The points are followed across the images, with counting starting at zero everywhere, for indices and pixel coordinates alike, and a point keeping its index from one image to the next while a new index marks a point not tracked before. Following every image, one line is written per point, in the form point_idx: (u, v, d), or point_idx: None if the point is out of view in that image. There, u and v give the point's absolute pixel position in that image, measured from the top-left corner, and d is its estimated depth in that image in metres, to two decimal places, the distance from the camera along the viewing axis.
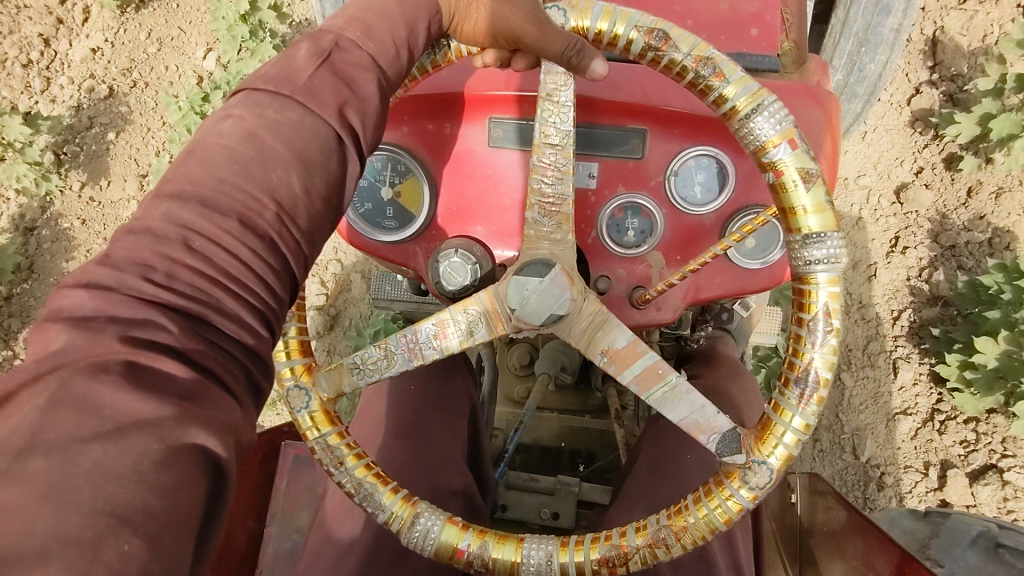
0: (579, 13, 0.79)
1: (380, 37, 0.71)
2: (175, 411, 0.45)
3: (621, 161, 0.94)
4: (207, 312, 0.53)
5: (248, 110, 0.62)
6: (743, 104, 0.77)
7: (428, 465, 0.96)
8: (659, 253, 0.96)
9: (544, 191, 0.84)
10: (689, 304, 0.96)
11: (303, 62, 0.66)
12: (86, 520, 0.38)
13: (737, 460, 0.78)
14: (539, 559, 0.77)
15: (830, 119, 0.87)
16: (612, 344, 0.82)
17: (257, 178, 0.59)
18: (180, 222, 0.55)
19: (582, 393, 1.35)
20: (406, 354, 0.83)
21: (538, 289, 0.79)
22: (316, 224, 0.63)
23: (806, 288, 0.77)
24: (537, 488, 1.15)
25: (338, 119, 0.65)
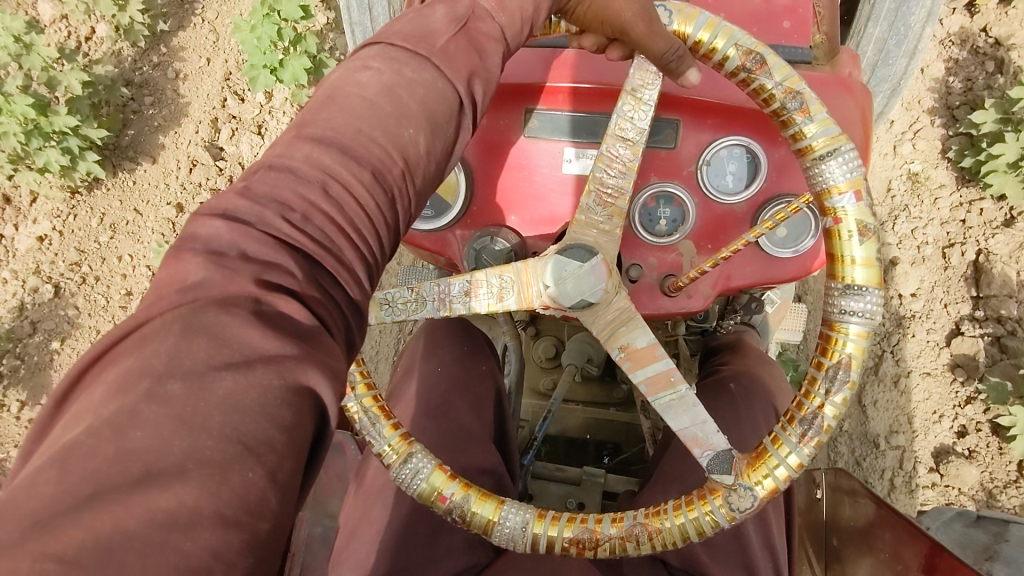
0: (683, 18, 0.79)
1: (513, 10, 0.67)
2: (296, 350, 0.44)
3: (654, 151, 0.96)
4: (334, 269, 0.51)
5: (387, 64, 0.58)
6: (819, 145, 0.76)
7: (456, 445, 1.06)
8: (691, 241, 0.97)
9: (607, 180, 0.83)
10: (719, 292, 0.99)
11: (441, 25, 0.62)
12: (217, 444, 0.39)
13: (724, 480, 0.75)
14: (515, 524, 0.79)
15: (861, 109, 0.91)
16: (633, 342, 0.81)
17: (391, 132, 0.55)
18: (322, 167, 0.52)
19: (608, 387, 1.66)
20: (435, 303, 0.85)
21: (576, 273, 0.77)
22: (428, 187, 0.59)
23: (833, 335, 0.75)
24: (564, 478, 1.46)
25: (466, 87, 0.61)
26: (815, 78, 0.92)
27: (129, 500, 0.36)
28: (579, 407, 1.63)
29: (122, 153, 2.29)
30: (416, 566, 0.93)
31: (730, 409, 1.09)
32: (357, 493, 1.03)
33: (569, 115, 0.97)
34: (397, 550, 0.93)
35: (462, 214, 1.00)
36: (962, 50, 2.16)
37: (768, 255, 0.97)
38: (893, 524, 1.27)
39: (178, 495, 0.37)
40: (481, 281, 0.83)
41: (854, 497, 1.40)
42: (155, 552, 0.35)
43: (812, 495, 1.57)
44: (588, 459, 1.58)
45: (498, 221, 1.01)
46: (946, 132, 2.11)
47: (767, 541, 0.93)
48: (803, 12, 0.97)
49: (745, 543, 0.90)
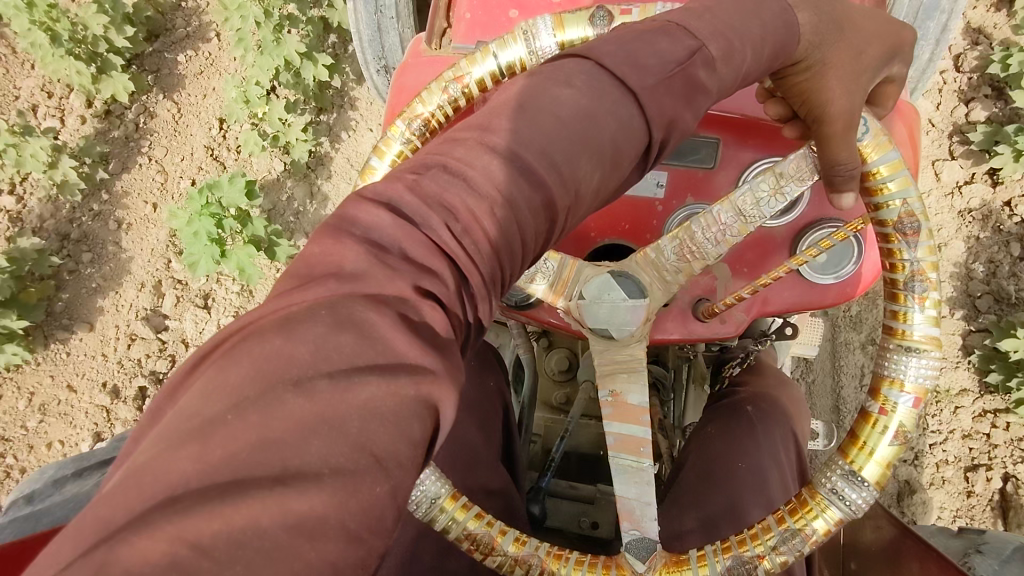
0: (875, 144, 0.76)
1: (737, 64, 0.62)
2: (438, 370, 0.44)
3: (692, 170, 0.91)
4: (481, 288, 0.50)
5: (590, 88, 0.55)
6: (915, 337, 0.74)
7: (465, 465, 1.01)
8: (726, 264, 0.93)
9: (699, 236, 0.78)
10: (754, 317, 0.94)
11: (661, 58, 0.58)
12: (350, 452, 0.40)
13: (635, 565, 0.72)
14: (426, 499, 0.72)
15: (908, 130, 0.90)
16: (626, 394, 0.75)
17: (568, 161, 0.53)
18: (498, 182, 0.50)
19: None
20: None
21: (613, 305, 0.74)
22: (581, 222, 0.57)
23: (811, 501, 0.72)
24: (578, 497, 1.43)
25: (660, 133, 0.57)
26: None
27: (269, 497, 0.37)
28: (593, 420, 1.58)
29: (57, 321, 2.25)
30: None
31: (750, 434, 1.05)
32: None
33: None
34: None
35: None
36: (983, 229, 2.07)
37: (803, 279, 0.93)
38: (922, 556, 1.22)
39: (315, 498, 0.38)
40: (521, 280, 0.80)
41: (877, 525, 1.37)
42: (284, 557, 0.37)
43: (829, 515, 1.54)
44: (602, 475, 1.55)
45: None
46: (969, 326, 2.04)
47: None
48: None
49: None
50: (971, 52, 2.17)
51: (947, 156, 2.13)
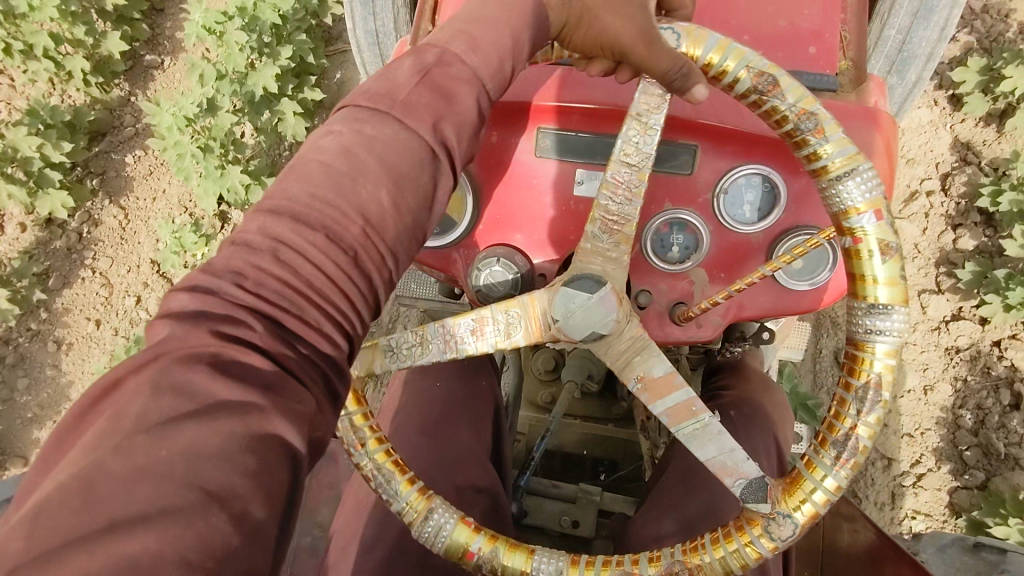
0: (692, 40, 0.75)
1: (485, 50, 0.66)
2: (264, 399, 0.46)
3: (669, 176, 0.92)
4: (297, 326, 0.52)
5: (349, 126, 0.59)
6: (837, 164, 0.73)
7: (451, 465, 1.02)
8: (703, 269, 0.93)
9: (611, 207, 0.79)
10: (730, 322, 0.96)
11: (404, 77, 0.62)
12: (178, 492, 0.40)
13: (761, 509, 0.72)
14: (549, 573, 0.75)
15: (885, 140, 0.88)
16: (649, 371, 0.77)
17: (349, 190, 0.56)
18: (273, 233, 0.53)
19: (607, 403, 1.62)
20: (441, 345, 0.81)
21: (585, 305, 0.74)
22: (402, 242, 0.59)
23: (861, 354, 0.72)
24: (560, 496, 1.44)
25: (432, 135, 0.61)
26: (842, 107, 0.90)
27: (95, 547, 0.37)
28: (578, 421, 1.60)
29: None
30: None
31: (731, 441, 1.06)
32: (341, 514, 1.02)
33: (582, 135, 0.93)
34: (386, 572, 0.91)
35: (466, 232, 0.96)
36: (971, 371, 2.03)
37: (781, 287, 0.94)
38: (894, 558, 1.24)
39: (146, 541, 0.38)
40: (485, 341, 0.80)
41: (853, 526, 1.39)
42: None
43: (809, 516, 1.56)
44: (585, 475, 1.56)
45: (503, 240, 0.96)
46: (954, 482, 1.98)
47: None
48: (830, 37, 0.93)
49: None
50: (957, 178, 2.14)
51: (934, 288, 2.10)
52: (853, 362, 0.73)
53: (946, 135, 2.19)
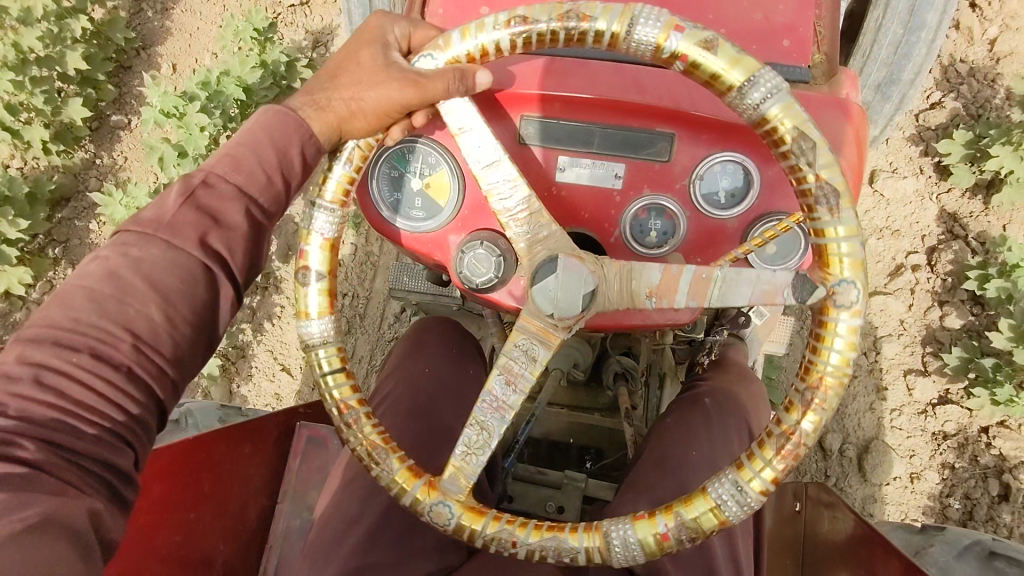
0: (443, 49, 0.83)
1: (247, 168, 0.82)
2: (45, 508, 0.60)
3: (648, 163, 0.95)
4: (64, 433, 0.66)
5: (115, 251, 0.75)
6: (617, 25, 0.77)
7: (435, 447, 1.05)
8: (681, 254, 0.97)
9: (509, 206, 0.86)
10: (707, 306, 0.99)
11: (171, 202, 0.79)
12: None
13: (817, 293, 0.76)
14: (728, 491, 0.77)
15: (855, 129, 0.91)
16: (650, 283, 0.82)
17: (113, 316, 0.72)
18: (33, 364, 0.67)
19: (594, 392, 1.61)
20: (497, 414, 0.83)
21: (558, 286, 0.81)
22: (180, 348, 0.77)
23: (773, 136, 0.76)
24: (546, 483, 1.47)
25: (201, 249, 0.78)
26: (813, 97, 0.92)
27: None
28: (564, 410, 1.61)
29: None
30: (385, 567, 0.93)
31: (705, 431, 1.09)
32: (332, 490, 1.06)
33: (563, 123, 0.94)
34: (367, 547, 0.94)
35: (454, 214, 1.01)
36: (958, 458, 1.89)
37: None
38: (870, 541, 1.29)
39: None
40: (515, 380, 0.82)
41: (833, 514, 1.41)
42: None
43: (789, 508, 1.56)
44: (570, 463, 1.60)
45: (489, 225, 1.00)
46: None
47: (732, 554, 0.94)
48: (803, 31, 0.97)
49: (710, 558, 0.91)
50: (942, 257, 2.00)
51: (919, 368, 1.96)
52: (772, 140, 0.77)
53: (931, 207, 2.05)
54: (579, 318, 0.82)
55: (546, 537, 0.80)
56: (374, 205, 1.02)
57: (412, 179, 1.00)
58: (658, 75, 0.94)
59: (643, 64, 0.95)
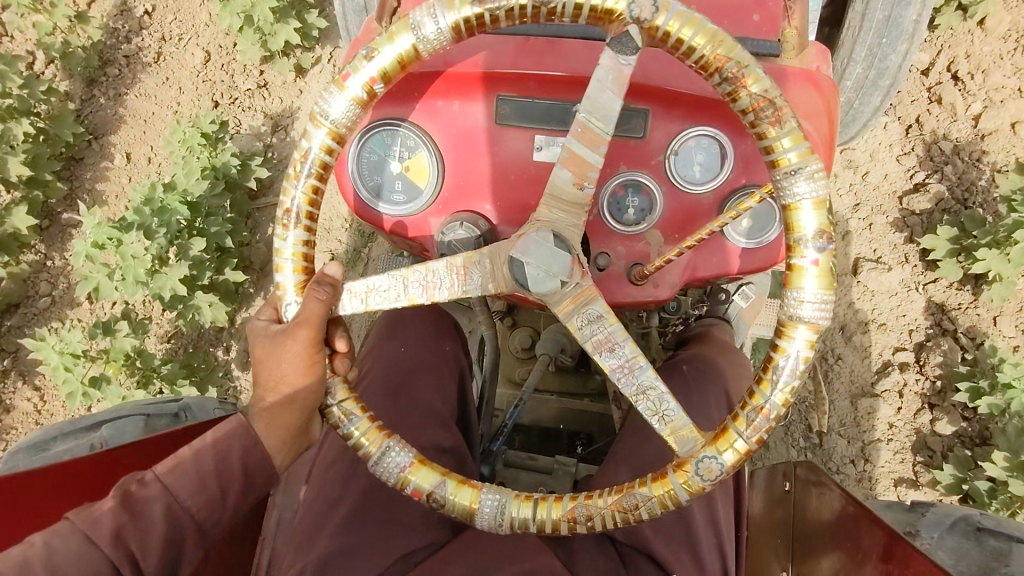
0: (279, 272, 0.84)
1: (182, 470, 0.79)
2: None
3: (624, 140, 0.96)
4: None
5: (37, 537, 0.72)
6: (330, 117, 0.82)
7: (418, 425, 1.05)
8: (658, 231, 0.98)
9: (444, 284, 0.81)
10: (686, 282, 1.00)
11: (103, 506, 0.76)
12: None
13: (636, 45, 0.77)
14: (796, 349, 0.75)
15: (828, 102, 0.95)
16: (564, 177, 0.80)
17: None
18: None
19: (581, 376, 1.64)
20: (632, 384, 0.80)
21: (534, 262, 0.78)
22: None
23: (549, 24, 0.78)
24: (535, 467, 1.47)
25: (114, 550, 0.73)
26: (782, 70, 0.96)
27: None
28: (552, 397, 1.62)
29: None
30: (372, 546, 0.94)
31: (683, 391, 1.11)
32: (318, 474, 1.07)
33: (539, 102, 0.97)
34: (356, 524, 0.96)
35: (434, 196, 1.01)
36: None
37: (727, 243, 0.99)
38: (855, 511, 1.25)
39: None
40: (614, 343, 0.80)
41: (820, 489, 1.37)
42: None
43: (778, 487, 1.54)
44: (560, 450, 1.60)
45: (470, 207, 1.01)
46: None
47: (711, 520, 1.02)
48: (772, 6, 1.01)
49: (690, 523, 0.98)
50: (930, 356, 1.93)
51: (911, 478, 1.89)
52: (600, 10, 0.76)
53: (919, 297, 1.97)
54: (576, 264, 0.80)
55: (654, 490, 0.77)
56: (353, 189, 1.02)
57: (391, 163, 1.00)
58: None
59: (614, 41, 0.97)
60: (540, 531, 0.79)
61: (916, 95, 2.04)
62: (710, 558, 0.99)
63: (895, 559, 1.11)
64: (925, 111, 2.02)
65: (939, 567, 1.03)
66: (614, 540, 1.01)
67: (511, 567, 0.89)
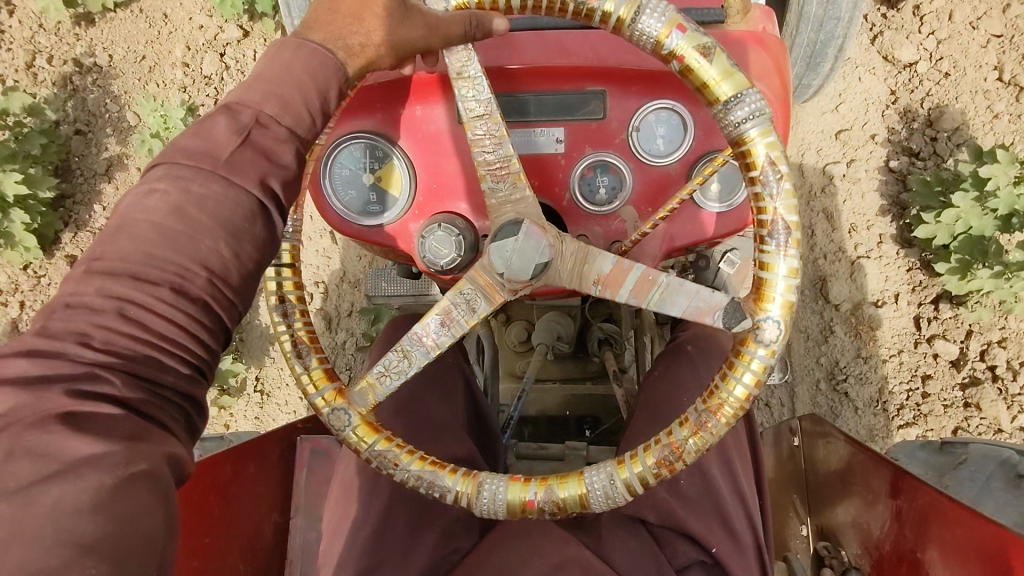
0: None
1: (297, 110, 0.73)
2: (123, 449, 0.54)
3: (585, 123, 0.99)
4: (118, 364, 0.59)
5: (172, 185, 0.65)
6: (625, 11, 0.77)
7: (429, 435, 1.07)
8: (631, 207, 1.00)
9: (490, 158, 0.86)
10: (665, 252, 1.02)
11: (222, 137, 0.68)
12: (51, 552, 0.46)
13: (744, 325, 0.78)
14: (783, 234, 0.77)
15: (774, 58, 0.98)
16: (601, 271, 0.85)
17: (186, 248, 0.64)
18: (115, 295, 0.61)
19: (582, 362, 1.65)
20: (422, 348, 0.87)
21: (516, 248, 0.81)
22: (247, 282, 0.69)
23: (744, 148, 0.77)
24: (547, 456, 1.48)
25: (260, 187, 0.69)
26: (725, 35, 0.99)
27: None
28: (557, 386, 1.64)
29: None
30: (397, 561, 0.96)
31: (691, 373, 1.13)
32: (336, 498, 1.08)
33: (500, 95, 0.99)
34: (378, 537, 0.98)
35: (408, 204, 1.03)
36: None
37: (700, 211, 1.01)
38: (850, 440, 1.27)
39: None
40: (452, 317, 0.86)
41: (826, 440, 1.35)
42: None
43: (787, 444, 1.48)
44: (571, 432, 1.63)
45: (446, 208, 1.03)
46: None
47: (737, 488, 1.02)
48: None
49: (716, 494, 0.99)
50: None
51: None
52: (743, 160, 0.78)
53: None
54: (524, 284, 0.84)
55: (426, 469, 0.86)
56: (330, 206, 1.04)
57: (363, 176, 1.02)
58: (580, 38, 1.01)
59: (566, 30, 1.01)
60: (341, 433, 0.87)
61: (950, 398, 1.94)
62: (742, 527, 0.99)
63: (903, 493, 1.14)
64: (963, 421, 1.92)
65: (944, 493, 1.07)
66: (646, 521, 1.01)
67: (536, 562, 0.88)
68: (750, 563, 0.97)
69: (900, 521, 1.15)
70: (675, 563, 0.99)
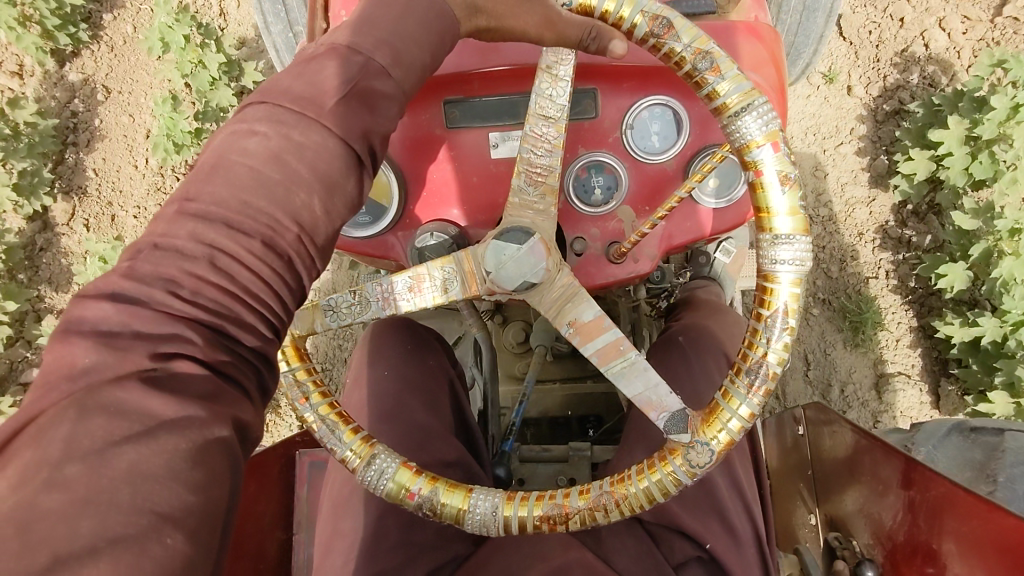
0: None
1: (409, 63, 0.66)
2: (202, 413, 0.48)
3: (578, 123, 0.97)
4: (209, 320, 0.53)
5: (274, 129, 0.58)
6: (734, 101, 0.72)
7: (415, 442, 1.04)
8: (629, 206, 0.97)
9: (534, 160, 0.83)
10: (663, 252, 0.99)
11: (331, 85, 0.61)
12: (128, 519, 0.42)
13: (682, 439, 0.76)
14: (793, 257, 0.71)
15: (769, 48, 0.95)
16: (579, 317, 0.81)
17: (281, 200, 0.57)
18: (208, 242, 0.54)
19: (579, 363, 1.65)
20: (380, 303, 0.85)
21: (515, 256, 0.78)
22: (333, 240, 0.62)
23: (767, 286, 0.73)
24: (550, 457, 1.45)
25: (362, 143, 0.62)
26: (717, 25, 0.96)
27: None
28: (557, 385, 1.63)
29: None
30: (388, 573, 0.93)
31: (682, 363, 1.11)
32: (327, 514, 1.03)
33: (487, 99, 0.98)
34: (370, 558, 0.94)
35: (398, 217, 1.00)
36: None
37: (697, 206, 0.99)
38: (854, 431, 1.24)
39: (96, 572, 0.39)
40: (423, 277, 0.85)
41: (831, 428, 1.30)
42: None
43: (790, 434, 1.45)
44: (573, 434, 1.59)
45: (438, 216, 1.01)
46: None
47: (735, 488, 1.01)
48: None
49: (714, 493, 0.97)
50: None
51: None
52: (763, 293, 0.73)
53: None
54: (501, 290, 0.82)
55: (372, 450, 0.82)
56: None
57: None
58: None
59: None
60: (293, 406, 0.84)
61: None
62: (739, 519, 0.98)
63: (916, 484, 1.13)
64: None
65: (959, 484, 1.06)
66: (642, 520, 0.98)
67: (538, 566, 0.86)
68: (747, 559, 0.96)
69: (913, 511, 1.13)
70: (671, 561, 0.96)
